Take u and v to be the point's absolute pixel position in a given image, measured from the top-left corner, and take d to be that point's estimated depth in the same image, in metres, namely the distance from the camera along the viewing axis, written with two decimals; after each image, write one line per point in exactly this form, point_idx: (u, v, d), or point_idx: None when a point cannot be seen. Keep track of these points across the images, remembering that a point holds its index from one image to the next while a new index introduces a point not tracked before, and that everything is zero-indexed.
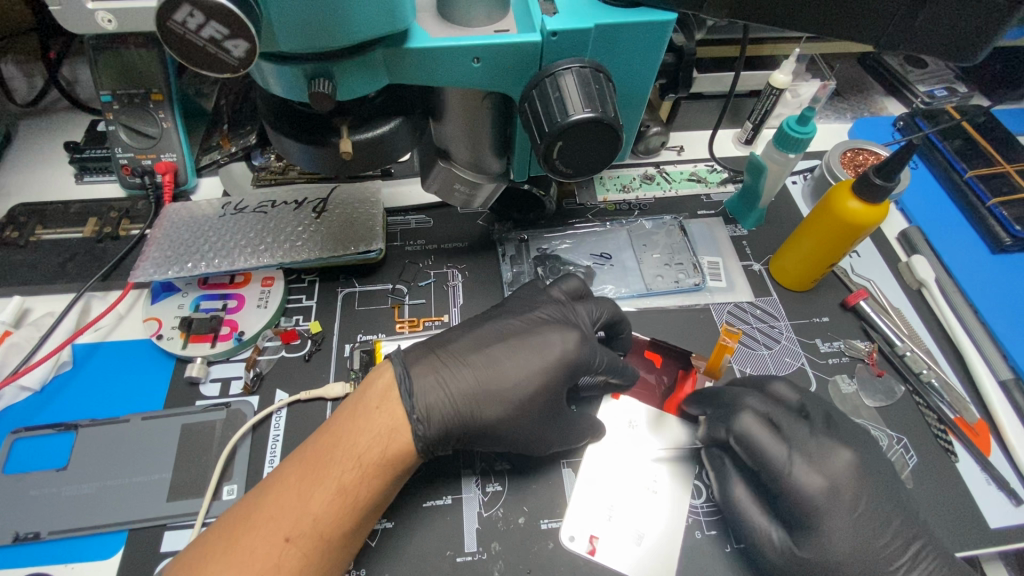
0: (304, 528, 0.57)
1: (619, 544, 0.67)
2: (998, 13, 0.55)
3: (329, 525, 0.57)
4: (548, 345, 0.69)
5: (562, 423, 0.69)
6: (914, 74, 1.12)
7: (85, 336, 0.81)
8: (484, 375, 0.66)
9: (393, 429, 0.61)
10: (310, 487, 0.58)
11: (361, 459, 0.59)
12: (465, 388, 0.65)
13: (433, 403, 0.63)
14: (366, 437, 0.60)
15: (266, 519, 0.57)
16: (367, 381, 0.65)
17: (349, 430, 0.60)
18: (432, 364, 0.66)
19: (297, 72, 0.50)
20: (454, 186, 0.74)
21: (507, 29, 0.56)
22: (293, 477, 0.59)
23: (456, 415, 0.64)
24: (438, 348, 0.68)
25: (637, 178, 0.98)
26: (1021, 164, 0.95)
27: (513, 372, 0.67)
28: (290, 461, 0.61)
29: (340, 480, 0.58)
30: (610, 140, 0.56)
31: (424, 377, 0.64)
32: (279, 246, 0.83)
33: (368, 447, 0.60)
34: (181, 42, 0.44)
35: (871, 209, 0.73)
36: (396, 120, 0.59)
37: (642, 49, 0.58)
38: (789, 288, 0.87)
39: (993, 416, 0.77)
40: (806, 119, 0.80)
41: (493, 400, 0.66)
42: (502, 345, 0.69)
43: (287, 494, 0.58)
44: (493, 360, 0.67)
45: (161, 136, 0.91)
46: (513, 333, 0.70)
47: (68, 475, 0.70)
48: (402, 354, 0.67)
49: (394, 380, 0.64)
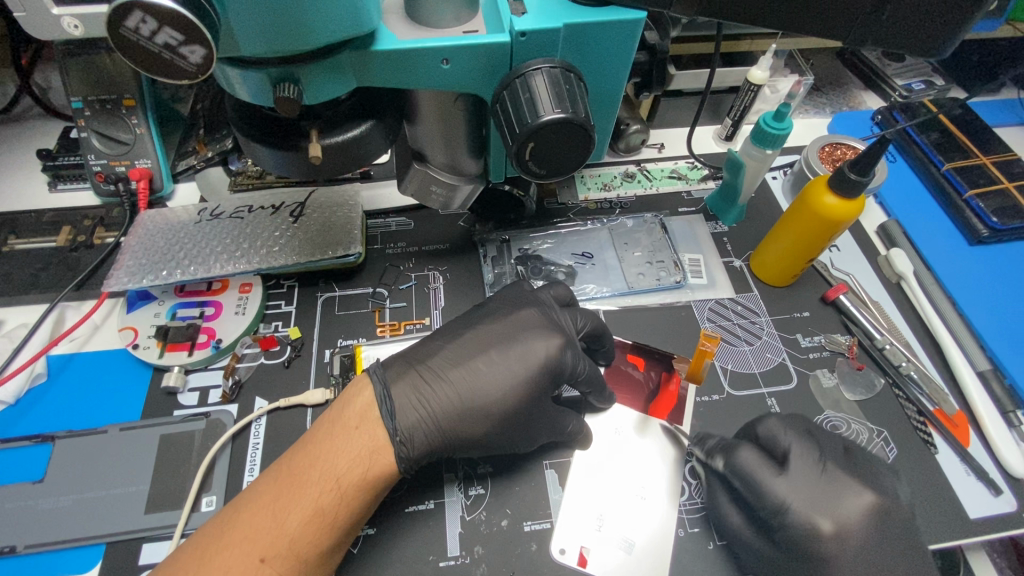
0: (280, 549, 0.56)
1: (607, 551, 0.66)
2: (959, 9, 0.56)
3: (306, 545, 0.57)
4: (531, 357, 0.67)
5: (546, 437, 0.69)
6: (892, 68, 1.13)
7: (60, 347, 0.80)
8: (464, 390, 0.65)
9: (374, 451, 0.60)
10: (287, 507, 0.58)
11: (340, 481, 0.59)
12: (446, 406, 0.64)
13: (414, 423, 0.62)
14: (345, 458, 0.59)
15: (242, 539, 0.57)
16: (345, 399, 0.64)
17: (328, 450, 0.60)
18: (413, 383, 0.65)
19: (261, 77, 0.49)
20: (431, 188, 0.74)
21: (476, 31, 0.56)
22: (269, 497, 0.59)
23: (438, 433, 0.63)
24: (416, 364, 0.67)
25: (617, 176, 0.98)
26: (997, 156, 0.96)
27: (494, 385, 0.66)
28: (265, 479, 0.61)
29: (318, 501, 0.58)
30: (582, 140, 0.56)
31: (403, 396, 0.64)
32: (256, 252, 0.82)
33: (348, 469, 0.59)
34: (136, 49, 0.44)
35: (848, 204, 0.73)
36: (367, 124, 0.59)
37: (613, 48, 0.57)
38: (770, 283, 0.88)
39: (972, 407, 0.78)
40: (782, 115, 0.81)
41: (474, 415, 0.64)
42: (483, 358, 0.67)
43: (263, 514, 0.58)
44: (474, 373, 0.66)
45: (134, 142, 0.89)
46: (494, 345, 0.68)
47: (43, 489, 0.69)
48: (380, 369, 0.66)
49: (374, 399, 0.63)
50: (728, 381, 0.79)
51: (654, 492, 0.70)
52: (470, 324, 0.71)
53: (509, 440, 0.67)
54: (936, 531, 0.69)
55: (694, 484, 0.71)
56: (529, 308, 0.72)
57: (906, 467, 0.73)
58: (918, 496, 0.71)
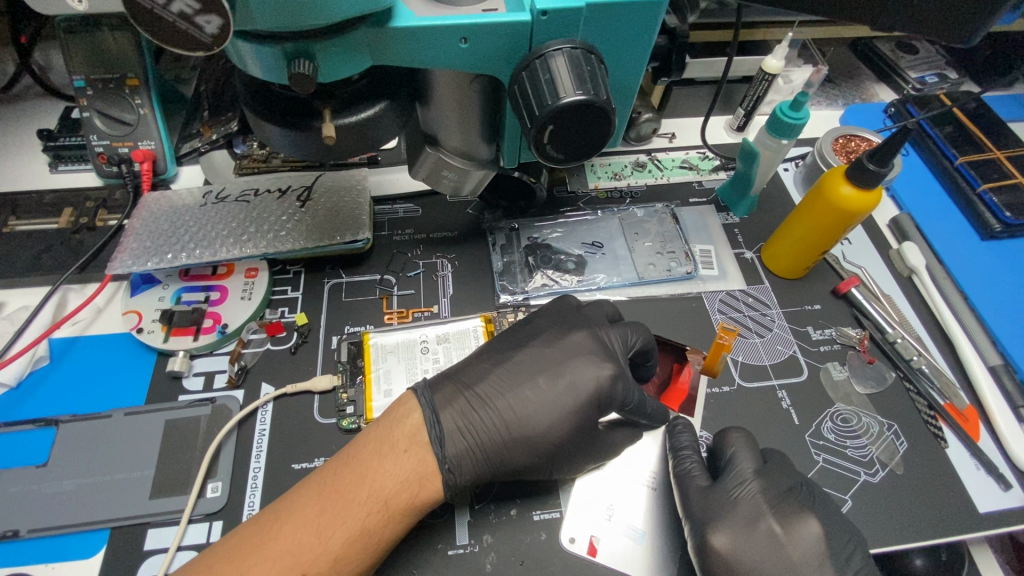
0: (322, 566, 0.56)
1: (619, 541, 0.66)
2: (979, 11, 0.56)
3: (348, 563, 0.57)
4: (580, 387, 0.67)
5: (586, 455, 0.67)
6: (905, 61, 1.12)
7: (62, 330, 0.79)
8: (512, 419, 0.66)
9: (422, 477, 0.61)
10: (331, 524, 0.57)
11: (388, 503, 0.59)
12: (493, 436, 0.65)
13: (461, 454, 0.63)
14: (393, 482, 0.59)
15: (282, 552, 0.56)
16: (392, 419, 0.64)
17: (375, 470, 0.60)
18: (461, 410, 0.66)
19: (274, 52, 0.48)
20: (442, 173, 0.72)
21: (496, 8, 0.54)
22: (312, 512, 0.58)
23: (485, 462, 0.65)
24: (467, 388, 0.67)
25: (628, 165, 0.97)
26: (1010, 150, 0.95)
27: (542, 414, 0.66)
28: (306, 492, 0.60)
29: (363, 522, 0.58)
30: (602, 124, 0.55)
31: (451, 422, 0.64)
32: (261, 237, 0.81)
33: (396, 492, 0.59)
34: (151, 18, 0.43)
35: (864, 195, 0.72)
36: (382, 104, 0.57)
37: (634, 30, 0.56)
38: (779, 275, 0.87)
39: (983, 402, 0.78)
40: (800, 104, 0.79)
41: (524, 443, 0.65)
42: (532, 386, 0.68)
43: (305, 529, 0.57)
44: (522, 402, 0.67)
45: (138, 123, 0.88)
46: (545, 372, 0.68)
47: (47, 472, 0.68)
48: (429, 390, 0.66)
49: (423, 423, 0.63)
50: (739, 373, 0.78)
51: (668, 487, 0.70)
52: (522, 343, 0.71)
53: (564, 464, 0.67)
54: (944, 524, 0.69)
55: None
56: (579, 332, 0.71)
57: (915, 461, 0.73)
58: (927, 489, 0.71)
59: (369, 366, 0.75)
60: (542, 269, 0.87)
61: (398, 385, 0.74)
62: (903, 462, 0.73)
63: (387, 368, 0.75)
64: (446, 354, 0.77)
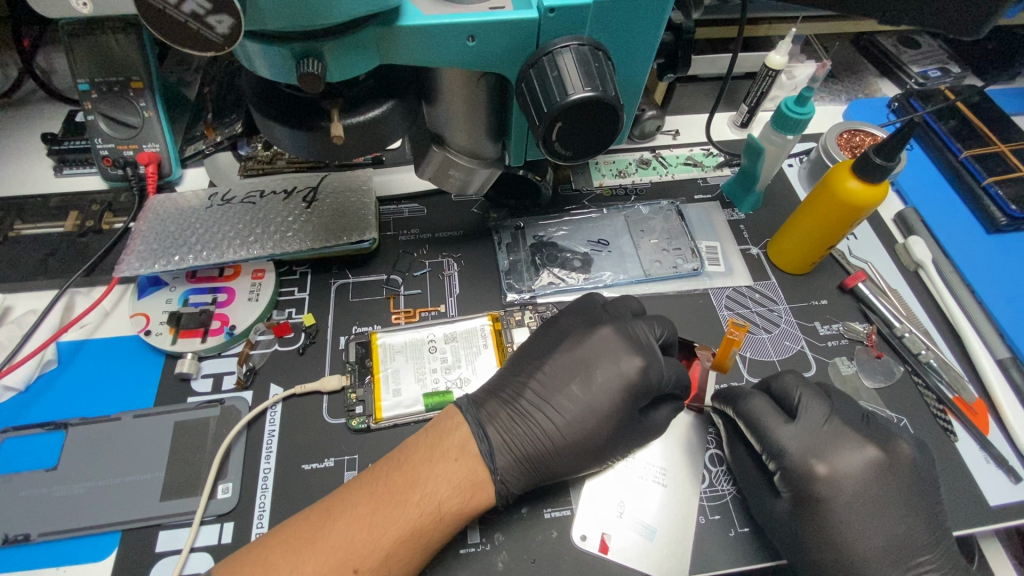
0: (373, 563, 0.57)
1: (630, 539, 0.66)
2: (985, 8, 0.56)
3: (397, 562, 0.58)
4: (608, 387, 0.69)
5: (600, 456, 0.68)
6: (908, 55, 1.12)
7: (70, 333, 0.79)
8: (552, 428, 0.67)
9: (474, 484, 0.62)
10: (383, 522, 0.59)
11: (440, 506, 0.60)
12: (536, 446, 0.67)
13: (506, 466, 0.65)
14: (446, 486, 0.61)
15: (334, 548, 0.57)
16: (440, 429, 0.66)
17: (428, 474, 0.61)
18: (505, 423, 0.68)
19: (283, 52, 0.48)
20: (449, 172, 0.72)
21: (502, 6, 0.54)
22: (364, 509, 0.59)
23: (531, 472, 0.66)
24: (509, 403, 0.70)
25: (633, 162, 0.97)
26: (1015, 143, 0.95)
27: (579, 420, 0.68)
28: (357, 490, 0.61)
29: (415, 522, 0.59)
30: (610, 120, 0.55)
31: (497, 435, 0.67)
32: (268, 238, 0.80)
33: (448, 496, 0.61)
34: (161, 18, 0.42)
35: (870, 189, 0.72)
36: (388, 104, 0.58)
37: (641, 27, 0.56)
38: (786, 271, 0.87)
39: (992, 396, 0.77)
40: (805, 99, 0.79)
41: (563, 449, 0.67)
42: (567, 394, 0.69)
43: (357, 525, 0.58)
44: (559, 410, 0.69)
45: (142, 126, 0.88)
46: (575, 377, 0.70)
47: (58, 476, 0.68)
48: (473, 406, 0.69)
49: (471, 435, 0.65)
50: (747, 369, 0.79)
51: (681, 485, 0.69)
52: (552, 349, 0.73)
53: (578, 466, 0.67)
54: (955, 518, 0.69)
55: (715, 471, 0.71)
56: (606, 328, 0.72)
57: None
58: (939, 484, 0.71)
59: (377, 366, 0.75)
60: (547, 268, 0.87)
61: (407, 385, 0.74)
62: None
63: (395, 368, 0.75)
64: (454, 354, 0.77)
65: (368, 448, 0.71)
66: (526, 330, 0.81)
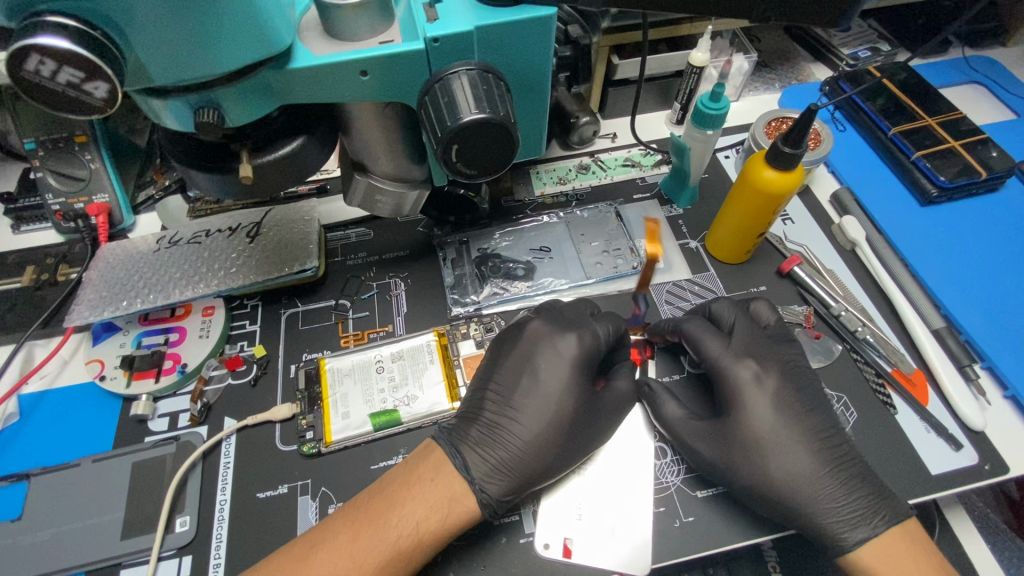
0: None
1: (597, 540, 0.67)
2: None
3: None
4: (545, 392, 0.71)
5: (550, 463, 0.68)
6: (838, 38, 1.14)
7: (31, 385, 0.81)
8: (497, 436, 0.69)
9: (452, 499, 0.63)
10: (364, 549, 0.60)
11: (419, 526, 0.61)
12: (482, 452, 0.68)
13: (488, 475, 0.67)
14: (425, 505, 0.62)
15: None
16: (416, 455, 0.67)
17: (404, 497, 0.62)
18: (479, 440, 0.69)
19: (180, 103, 0.50)
20: (376, 198, 0.75)
21: (392, 40, 0.57)
22: (345, 537, 0.61)
23: (512, 479, 0.67)
24: (475, 420, 0.71)
25: (572, 169, 1.00)
26: (941, 116, 0.97)
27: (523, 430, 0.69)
28: (337, 522, 0.62)
29: (396, 545, 0.60)
30: (505, 138, 0.57)
31: (473, 452, 0.68)
32: (214, 275, 0.83)
33: (426, 515, 0.62)
34: (39, 88, 0.44)
35: (786, 176, 0.74)
36: (299, 140, 0.60)
37: (527, 46, 0.58)
38: (727, 262, 0.89)
39: (930, 366, 0.79)
40: (718, 95, 0.81)
41: (507, 455, 0.68)
42: (512, 404, 0.71)
43: (340, 554, 0.60)
44: (503, 421, 0.70)
45: (90, 178, 0.91)
46: (514, 383, 0.72)
47: (22, 525, 0.70)
48: (446, 432, 0.70)
49: (445, 454, 0.67)
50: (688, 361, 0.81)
51: (642, 483, 0.71)
52: (495, 361, 0.75)
53: (526, 481, 0.67)
54: (902, 489, 0.70)
55: (659, 464, 0.73)
56: (534, 322, 0.75)
57: (868, 429, 0.75)
58: (880, 455, 0.73)
59: (326, 391, 0.77)
60: (491, 279, 0.89)
61: (356, 407, 0.76)
62: (855, 431, 0.75)
63: (344, 391, 0.77)
64: (401, 372, 0.79)
65: (320, 471, 0.73)
66: (472, 343, 0.83)
